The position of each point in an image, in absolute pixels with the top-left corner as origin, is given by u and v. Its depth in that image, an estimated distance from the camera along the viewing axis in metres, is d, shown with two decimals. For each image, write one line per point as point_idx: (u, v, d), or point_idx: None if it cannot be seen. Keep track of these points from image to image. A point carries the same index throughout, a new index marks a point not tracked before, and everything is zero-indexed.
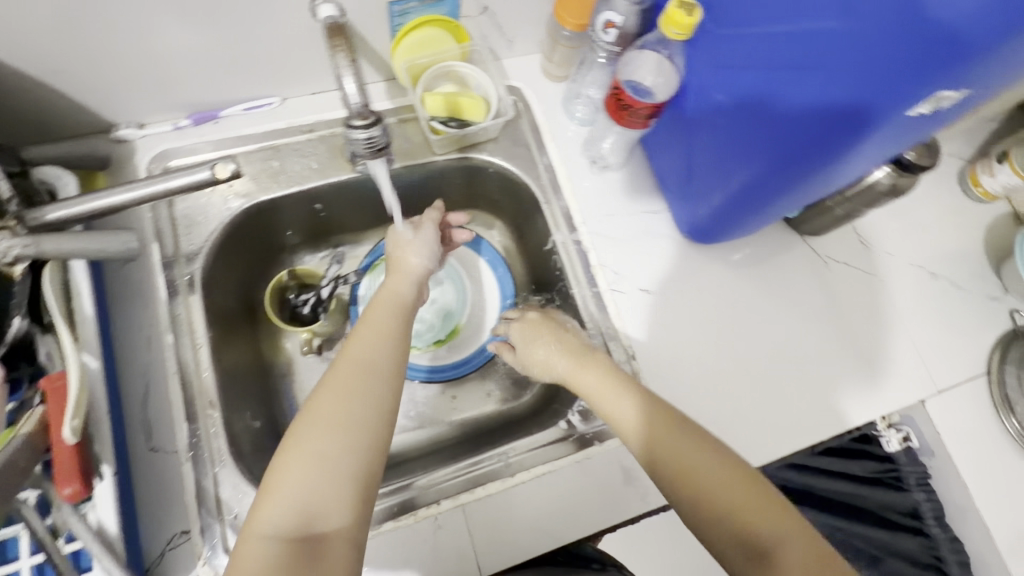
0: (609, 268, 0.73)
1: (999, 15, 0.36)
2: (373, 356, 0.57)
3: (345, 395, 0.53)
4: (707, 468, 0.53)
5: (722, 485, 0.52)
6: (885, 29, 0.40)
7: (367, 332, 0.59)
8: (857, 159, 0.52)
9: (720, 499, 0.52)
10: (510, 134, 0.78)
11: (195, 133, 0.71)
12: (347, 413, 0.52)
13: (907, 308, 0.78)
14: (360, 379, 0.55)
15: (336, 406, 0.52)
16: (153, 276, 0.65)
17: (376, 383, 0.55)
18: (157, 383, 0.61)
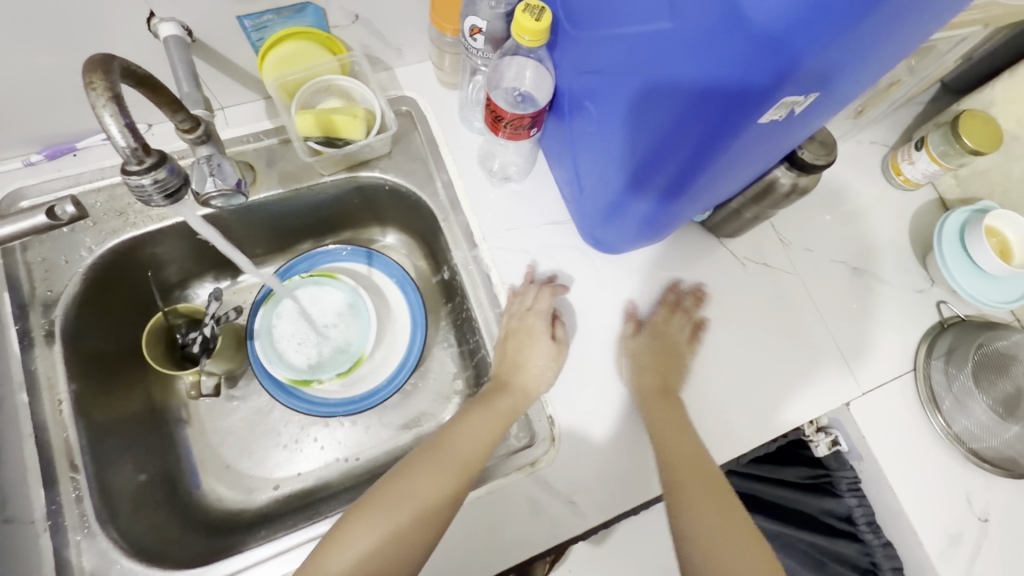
0: (512, 286, 0.70)
1: (808, 12, 0.33)
2: (473, 438, 0.60)
3: (432, 469, 0.57)
4: (699, 488, 0.58)
5: (700, 497, 0.58)
6: (707, 33, 0.37)
7: (480, 418, 0.61)
8: (726, 166, 0.49)
9: (701, 512, 0.57)
10: (403, 149, 0.73)
11: (52, 169, 0.66)
12: (419, 487, 0.55)
13: (829, 307, 0.75)
14: (458, 461, 0.58)
15: (416, 483, 0.55)
16: (5, 329, 0.59)
17: (456, 467, 0.57)
18: (9, 447, 0.56)
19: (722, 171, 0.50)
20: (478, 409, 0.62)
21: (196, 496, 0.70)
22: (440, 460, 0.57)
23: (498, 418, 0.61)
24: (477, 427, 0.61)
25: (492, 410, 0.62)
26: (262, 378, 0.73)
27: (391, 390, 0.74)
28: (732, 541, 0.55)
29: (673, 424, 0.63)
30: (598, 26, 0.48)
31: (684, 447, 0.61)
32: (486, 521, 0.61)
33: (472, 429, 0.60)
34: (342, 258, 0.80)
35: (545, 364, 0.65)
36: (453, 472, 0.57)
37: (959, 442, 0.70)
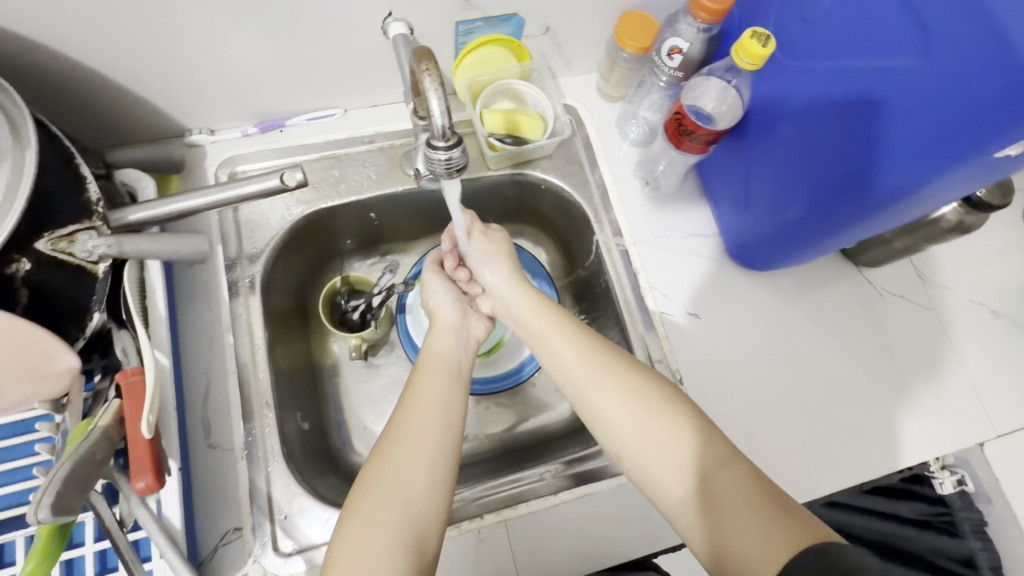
0: (658, 289, 0.73)
1: None
2: (434, 417, 0.56)
3: (401, 455, 0.53)
4: (657, 421, 0.53)
5: (646, 434, 0.53)
6: (967, 70, 0.40)
7: (417, 400, 0.57)
8: (931, 197, 0.50)
9: (662, 455, 0.52)
10: (563, 152, 0.78)
11: (262, 140, 0.74)
12: (401, 473, 0.52)
13: (965, 346, 0.75)
14: (428, 444, 0.54)
15: (393, 473, 0.52)
16: (217, 276, 0.67)
17: (429, 448, 0.54)
18: (217, 380, 0.63)
19: (923, 202, 0.51)
20: (413, 387, 0.59)
21: (342, 451, 0.76)
22: (390, 449, 0.54)
23: (439, 383, 0.59)
24: (439, 399, 0.58)
25: (437, 379, 0.60)
26: (409, 350, 0.80)
27: (524, 377, 0.80)
28: (709, 461, 0.50)
29: (592, 375, 0.57)
30: (821, 57, 0.52)
31: (606, 397, 0.55)
32: (626, 509, 0.64)
33: (425, 406, 0.57)
34: None
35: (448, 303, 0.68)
36: (438, 450, 0.54)
37: None
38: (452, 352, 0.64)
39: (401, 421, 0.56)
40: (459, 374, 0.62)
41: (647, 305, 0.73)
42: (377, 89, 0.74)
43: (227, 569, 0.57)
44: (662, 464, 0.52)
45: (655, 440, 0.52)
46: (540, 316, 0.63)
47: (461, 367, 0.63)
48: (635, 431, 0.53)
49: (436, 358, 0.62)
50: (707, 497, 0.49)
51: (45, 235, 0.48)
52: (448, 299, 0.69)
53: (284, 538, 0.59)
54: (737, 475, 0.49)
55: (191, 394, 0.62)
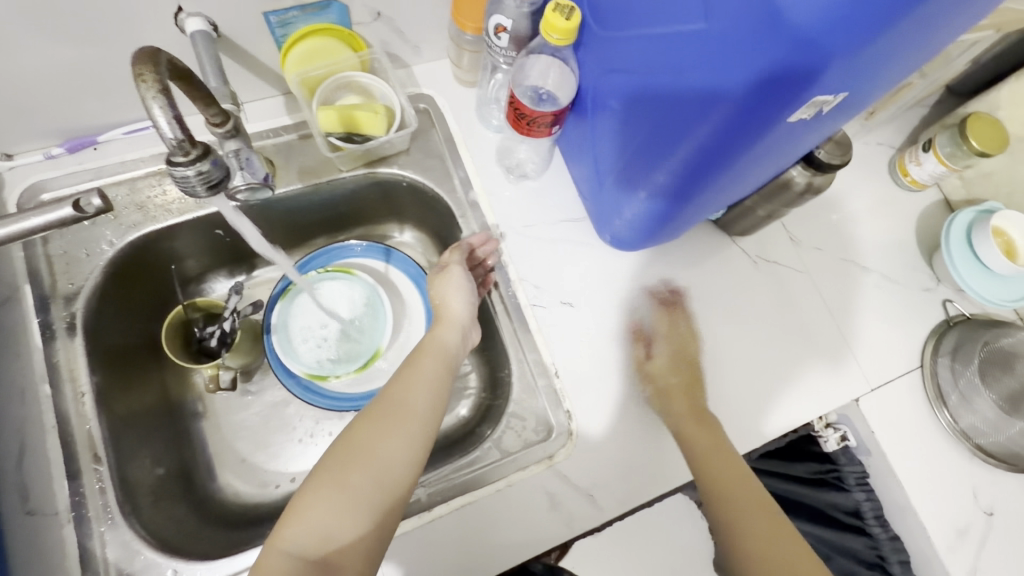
0: (529, 282, 0.70)
1: (842, 15, 0.33)
2: (426, 396, 0.57)
3: (390, 429, 0.53)
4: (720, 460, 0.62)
5: (722, 469, 0.61)
6: (744, 35, 0.37)
7: (412, 373, 0.58)
8: (754, 162, 0.49)
9: (695, 442, 0.63)
10: (422, 146, 0.74)
11: (72, 161, 0.66)
12: (382, 446, 0.51)
13: (837, 305, 0.76)
14: (412, 423, 0.54)
15: (381, 445, 0.52)
16: (27, 320, 0.60)
17: (415, 427, 0.54)
18: (34, 439, 0.56)
19: (750, 167, 0.50)
20: (417, 360, 0.60)
21: (214, 490, 0.70)
22: (383, 419, 0.53)
23: (436, 364, 0.60)
24: (433, 384, 0.58)
25: (435, 363, 0.60)
26: (279, 371, 0.73)
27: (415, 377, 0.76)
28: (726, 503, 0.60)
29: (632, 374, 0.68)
30: (629, 26, 0.48)
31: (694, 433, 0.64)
32: (505, 516, 0.61)
33: (418, 388, 0.57)
34: (358, 254, 0.81)
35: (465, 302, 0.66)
36: (420, 432, 0.54)
37: (965, 437, 0.72)
38: (455, 345, 0.63)
39: (393, 396, 0.56)
40: (455, 365, 0.62)
41: (519, 299, 0.70)
42: None
43: None
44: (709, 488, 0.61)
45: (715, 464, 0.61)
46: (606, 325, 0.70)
47: (458, 359, 0.63)
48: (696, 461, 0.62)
49: (439, 345, 0.62)
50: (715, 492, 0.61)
51: None
52: (465, 299, 0.66)
53: None
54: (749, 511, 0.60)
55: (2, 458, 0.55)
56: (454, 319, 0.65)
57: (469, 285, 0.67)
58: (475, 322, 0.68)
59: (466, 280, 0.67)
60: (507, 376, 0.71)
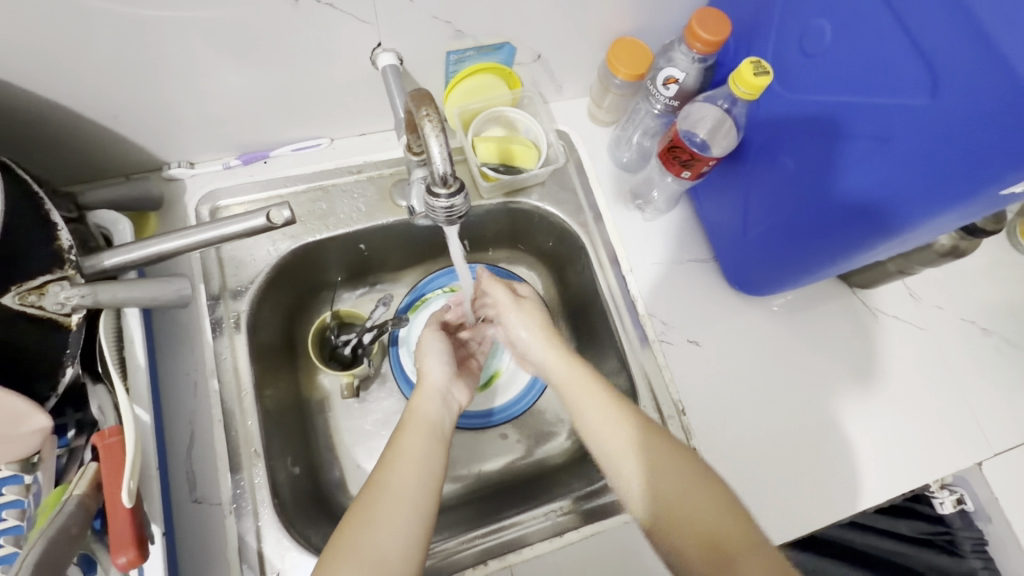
0: (657, 317, 0.72)
1: None
2: (415, 475, 0.53)
3: (378, 523, 0.49)
4: (635, 453, 0.53)
5: (649, 482, 0.52)
6: (990, 110, 0.39)
7: (397, 456, 0.55)
8: (939, 227, 0.49)
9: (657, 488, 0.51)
10: (557, 178, 0.77)
11: (245, 173, 0.71)
12: (371, 542, 0.48)
13: (959, 365, 0.76)
14: (403, 511, 0.51)
15: (370, 540, 0.48)
16: (200, 317, 0.64)
17: (408, 516, 0.50)
18: (202, 429, 0.60)
19: (932, 231, 0.49)
20: (397, 440, 0.56)
21: (336, 493, 0.72)
22: (365, 516, 0.50)
23: (423, 440, 0.57)
24: (422, 460, 0.55)
25: (419, 437, 0.57)
26: (403, 385, 0.77)
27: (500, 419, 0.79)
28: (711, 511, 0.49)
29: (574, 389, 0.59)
30: (828, 90, 0.51)
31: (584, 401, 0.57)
32: (633, 549, 0.62)
33: (404, 467, 0.54)
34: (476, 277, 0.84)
35: (441, 368, 0.66)
36: (415, 515, 0.51)
37: None
38: (432, 411, 0.61)
39: (378, 483, 0.53)
40: (443, 435, 0.59)
41: (647, 333, 0.71)
42: (365, 119, 0.72)
43: None
44: (652, 507, 0.51)
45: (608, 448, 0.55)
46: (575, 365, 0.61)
47: (442, 425, 0.60)
48: (612, 453, 0.54)
49: (423, 417, 0.60)
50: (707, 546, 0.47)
51: (13, 288, 0.45)
52: (440, 362, 0.67)
53: None
54: (720, 511, 0.49)
55: (174, 445, 0.58)
56: (428, 389, 0.64)
57: (440, 351, 0.68)
58: (458, 382, 0.68)
59: (439, 342, 0.69)
60: None
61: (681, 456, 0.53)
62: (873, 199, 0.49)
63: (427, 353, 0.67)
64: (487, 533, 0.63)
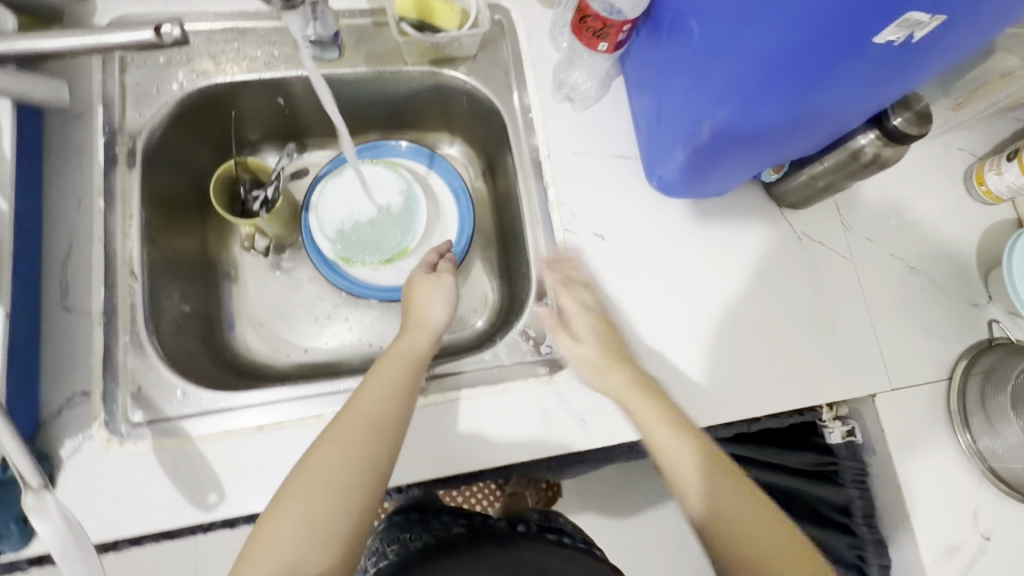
0: (566, 207, 0.70)
1: None
2: (386, 407, 0.56)
3: (346, 448, 0.53)
4: (677, 442, 0.56)
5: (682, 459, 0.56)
6: None
7: (375, 386, 0.57)
8: (838, 92, 0.49)
9: (713, 497, 0.55)
10: (489, 55, 0.74)
11: (159, 2, 0.68)
12: (341, 468, 0.52)
13: (877, 299, 0.73)
14: (370, 432, 0.54)
15: (337, 463, 0.52)
16: (94, 139, 0.63)
17: (383, 443, 0.54)
18: (81, 244, 0.60)
19: (831, 98, 0.50)
20: (380, 368, 0.59)
21: (230, 342, 0.74)
22: (339, 441, 0.54)
23: (400, 374, 0.58)
24: (390, 393, 0.57)
25: (398, 369, 0.59)
26: (309, 249, 0.76)
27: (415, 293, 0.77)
28: (731, 500, 0.54)
29: (631, 393, 0.59)
30: None
31: (629, 400, 0.59)
32: (498, 419, 0.63)
33: (374, 396, 0.56)
34: (401, 154, 0.82)
35: (444, 306, 0.65)
36: (377, 446, 0.54)
37: (981, 459, 0.69)
38: (422, 349, 0.62)
39: (353, 411, 0.55)
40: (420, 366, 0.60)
41: (553, 221, 0.70)
42: None
43: (70, 433, 0.56)
44: (704, 505, 0.54)
45: (674, 461, 0.56)
46: (598, 351, 0.62)
47: (421, 357, 0.61)
48: (637, 418, 0.58)
49: (406, 349, 0.61)
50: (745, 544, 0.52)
51: None
52: (446, 304, 0.66)
53: (136, 408, 0.58)
54: (773, 521, 0.53)
55: (51, 255, 0.59)
56: (421, 323, 0.64)
57: (442, 290, 0.66)
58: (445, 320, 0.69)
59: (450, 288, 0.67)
60: (525, 296, 0.72)
61: (705, 447, 0.56)
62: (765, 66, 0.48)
63: (434, 296, 0.66)
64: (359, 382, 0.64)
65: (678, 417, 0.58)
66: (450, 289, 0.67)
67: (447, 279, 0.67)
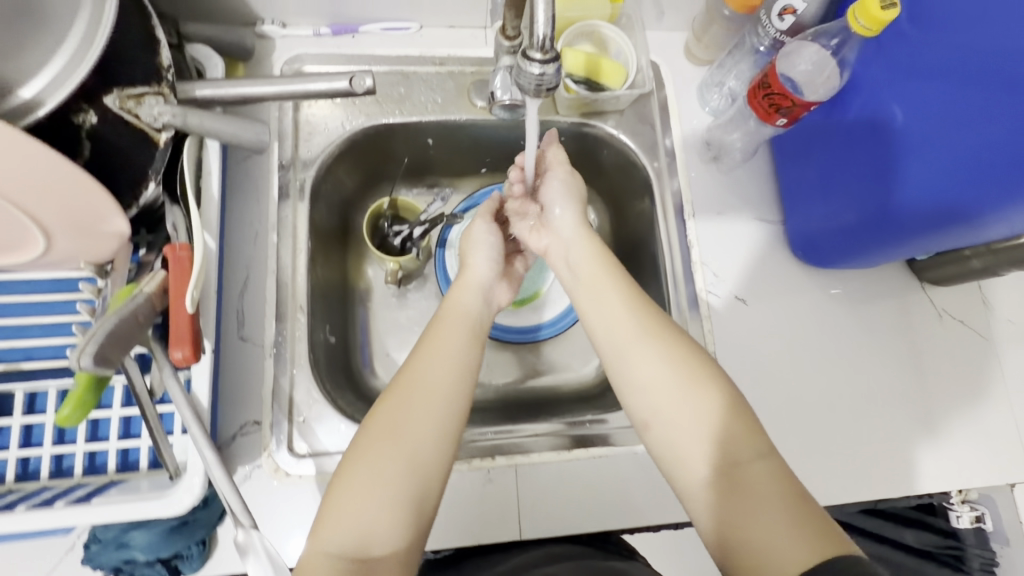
0: (709, 268, 0.71)
1: None
2: (445, 374, 0.53)
3: (412, 408, 0.51)
4: (662, 392, 0.51)
5: (654, 393, 0.51)
6: None
7: (431, 353, 0.54)
8: None
9: (687, 438, 0.49)
10: (637, 110, 0.74)
11: (332, 44, 0.71)
12: (405, 431, 0.49)
13: (1018, 384, 0.72)
14: (431, 401, 0.51)
15: (398, 427, 0.50)
16: (269, 174, 0.66)
17: (447, 410, 0.51)
18: (256, 275, 0.63)
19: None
20: (429, 338, 0.56)
21: (363, 372, 0.75)
22: (391, 411, 0.51)
23: (459, 337, 0.56)
24: (449, 360, 0.54)
25: (455, 332, 0.57)
26: (443, 285, 0.79)
27: (543, 336, 0.79)
28: (733, 440, 0.48)
29: (633, 339, 0.54)
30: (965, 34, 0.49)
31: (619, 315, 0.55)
32: (638, 480, 0.63)
33: (436, 364, 0.53)
34: None
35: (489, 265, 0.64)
36: (443, 416, 0.51)
37: None
38: (473, 309, 0.60)
39: (408, 376, 0.53)
40: (479, 333, 0.58)
41: (695, 282, 0.70)
42: (456, 10, 0.71)
43: (242, 459, 0.58)
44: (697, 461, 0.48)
45: (673, 437, 0.50)
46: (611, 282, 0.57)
47: (479, 322, 0.59)
48: (622, 345, 0.54)
49: (459, 311, 0.59)
50: (733, 483, 0.46)
51: (114, 91, 0.47)
52: (487, 258, 0.64)
53: (299, 439, 0.60)
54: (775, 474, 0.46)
55: (230, 284, 0.62)
56: (471, 281, 0.62)
57: (489, 248, 0.65)
58: (506, 282, 0.66)
59: (492, 236, 0.65)
60: None
61: (693, 385, 0.50)
62: (979, 147, 0.48)
63: (475, 245, 0.65)
64: (501, 431, 0.65)
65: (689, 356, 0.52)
66: (490, 242, 0.65)
67: (484, 230, 0.66)
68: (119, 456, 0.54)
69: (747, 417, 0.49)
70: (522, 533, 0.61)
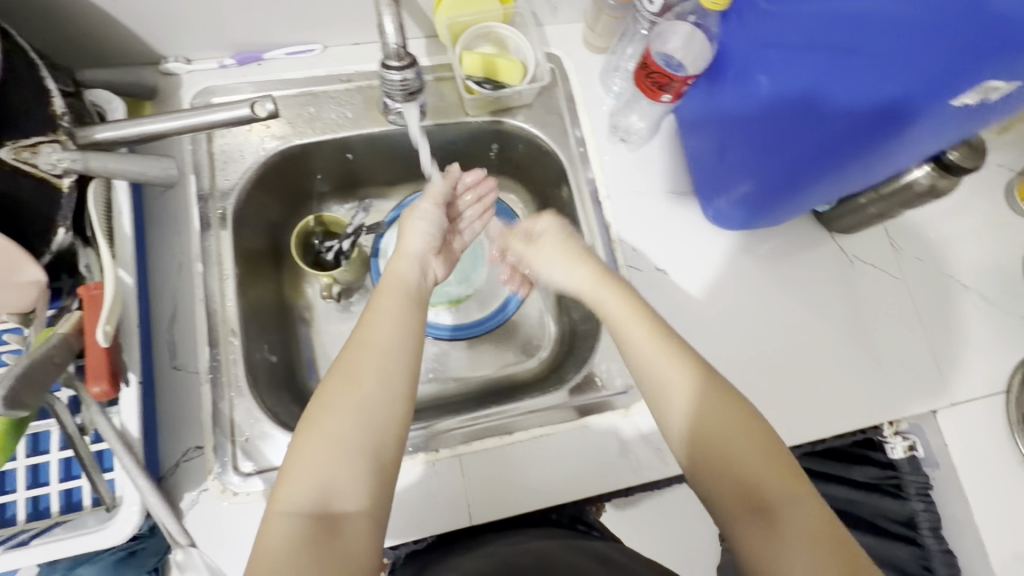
0: (628, 244, 0.74)
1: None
2: (393, 331, 0.56)
3: (359, 372, 0.53)
4: (678, 382, 0.53)
5: (659, 376, 0.54)
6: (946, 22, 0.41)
7: (378, 316, 0.57)
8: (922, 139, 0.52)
9: (695, 432, 0.51)
10: (544, 102, 0.77)
11: (239, 73, 0.73)
12: (358, 389, 0.52)
13: (930, 316, 0.76)
14: (382, 357, 0.54)
15: (346, 388, 0.52)
16: (189, 206, 0.68)
17: (399, 362, 0.54)
18: (185, 305, 0.64)
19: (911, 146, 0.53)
20: (375, 303, 0.59)
21: (310, 387, 0.77)
22: (347, 371, 0.53)
23: (399, 301, 0.59)
24: (395, 319, 0.57)
25: (395, 298, 0.59)
26: None
27: (491, 326, 0.81)
28: (732, 433, 0.50)
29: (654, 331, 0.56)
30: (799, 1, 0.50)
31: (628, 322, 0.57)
32: (579, 453, 0.66)
33: (383, 324, 0.56)
34: None
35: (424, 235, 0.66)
36: (395, 366, 0.54)
37: None
38: (411, 278, 0.62)
39: (359, 338, 0.55)
40: (418, 296, 0.61)
41: (616, 258, 0.73)
42: (356, 27, 0.73)
43: (187, 485, 0.60)
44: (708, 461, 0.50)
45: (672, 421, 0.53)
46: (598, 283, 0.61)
47: (417, 288, 0.62)
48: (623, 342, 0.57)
49: (398, 279, 0.61)
50: (747, 487, 0.49)
51: (7, 144, 0.49)
52: (423, 231, 0.66)
53: (244, 458, 0.61)
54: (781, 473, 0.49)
55: (159, 318, 0.64)
56: (408, 253, 0.64)
57: (428, 221, 0.66)
58: (440, 255, 0.68)
59: (433, 212, 0.67)
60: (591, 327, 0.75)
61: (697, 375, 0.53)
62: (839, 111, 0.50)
63: (412, 220, 0.66)
64: (445, 424, 0.67)
65: (687, 351, 0.54)
66: (429, 214, 0.67)
67: (427, 205, 0.67)
68: (61, 497, 0.55)
69: (743, 410, 0.51)
70: (472, 519, 0.63)
